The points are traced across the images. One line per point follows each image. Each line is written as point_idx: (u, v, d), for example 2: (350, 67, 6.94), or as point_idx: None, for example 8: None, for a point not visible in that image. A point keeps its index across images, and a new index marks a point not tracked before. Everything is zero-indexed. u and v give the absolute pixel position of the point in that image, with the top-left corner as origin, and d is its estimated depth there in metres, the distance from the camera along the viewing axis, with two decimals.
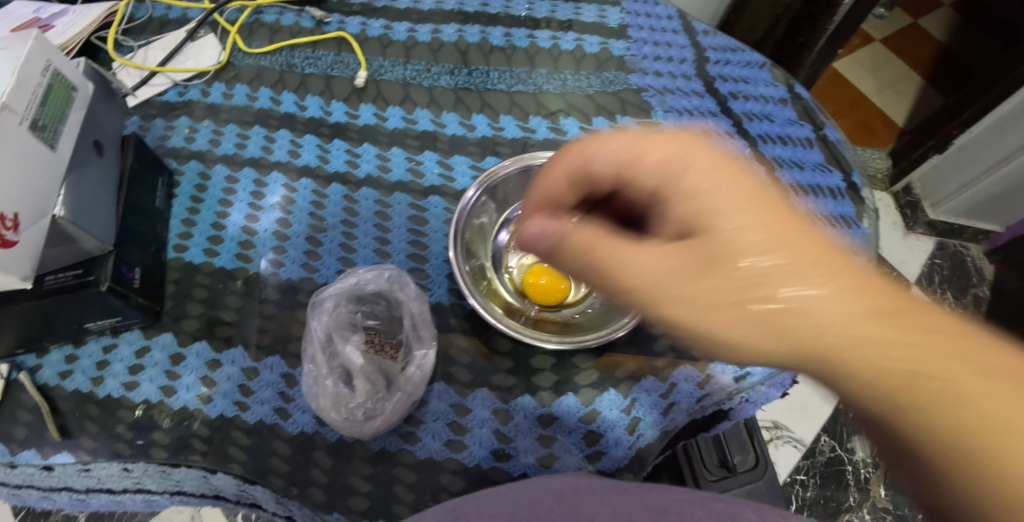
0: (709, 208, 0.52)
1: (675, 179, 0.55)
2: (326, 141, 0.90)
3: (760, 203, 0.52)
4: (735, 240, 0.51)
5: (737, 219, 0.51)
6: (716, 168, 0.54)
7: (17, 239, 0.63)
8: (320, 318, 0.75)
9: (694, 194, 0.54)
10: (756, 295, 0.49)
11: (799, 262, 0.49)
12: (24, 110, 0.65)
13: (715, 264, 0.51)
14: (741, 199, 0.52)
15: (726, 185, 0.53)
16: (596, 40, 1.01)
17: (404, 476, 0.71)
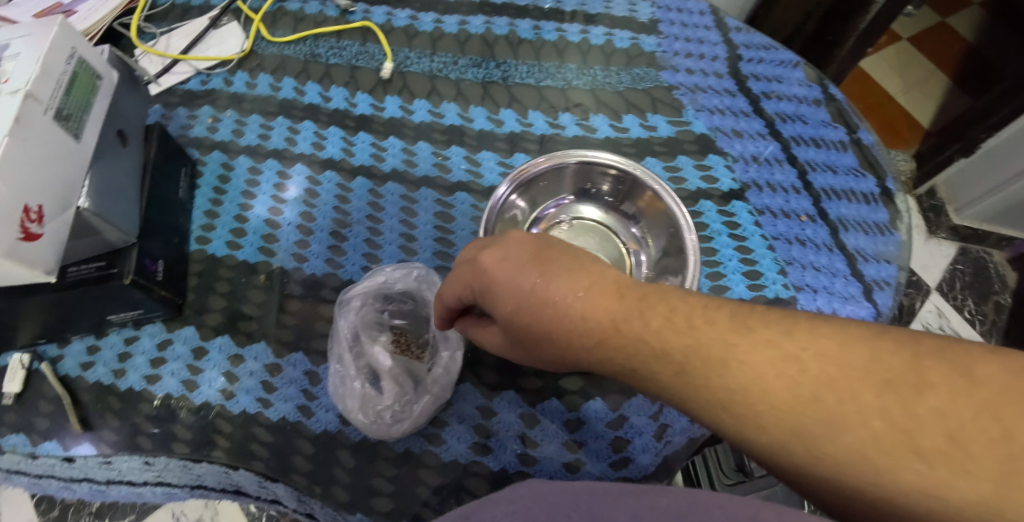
0: (551, 298, 0.54)
1: (503, 284, 0.57)
2: (351, 133, 0.89)
3: (557, 274, 0.54)
4: (569, 313, 0.53)
5: (553, 297, 0.54)
6: (519, 265, 0.56)
7: (41, 232, 0.61)
8: (347, 317, 0.74)
9: (535, 298, 0.55)
10: (628, 354, 0.50)
11: (653, 330, 0.49)
12: (48, 99, 0.63)
13: (578, 345, 0.53)
14: (542, 286, 0.54)
15: (537, 273, 0.55)
16: (627, 35, 0.99)
17: (428, 479, 0.70)
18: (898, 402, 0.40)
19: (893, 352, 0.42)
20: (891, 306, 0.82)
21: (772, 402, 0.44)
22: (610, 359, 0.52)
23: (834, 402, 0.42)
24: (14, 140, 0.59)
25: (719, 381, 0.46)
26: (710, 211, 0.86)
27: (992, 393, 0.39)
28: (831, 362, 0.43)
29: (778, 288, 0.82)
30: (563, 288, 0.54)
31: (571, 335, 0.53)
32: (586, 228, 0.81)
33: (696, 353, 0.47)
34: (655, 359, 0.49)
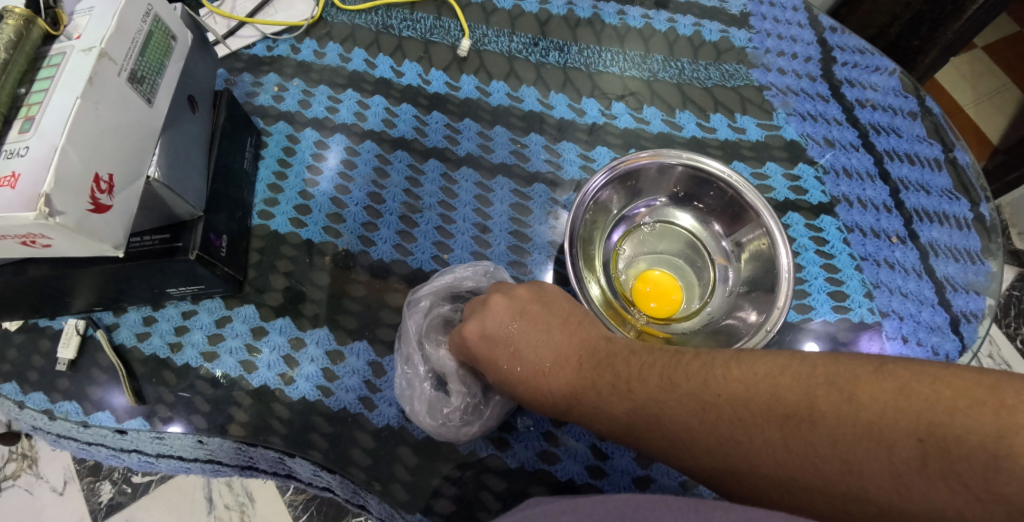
0: (524, 367, 0.59)
1: (487, 352, 0.61)
2: (424, 112, 0.84)
3: (529, 345, 0.59)
4: (539, 384, 0.58)
5: (528, 368, 0.58)
6: (499, 335, 0.60)
7: (110, 202, 0.57)
8: (415, 317, 0.70)
9: (512, 370, 0.59)
10: (589, 418, 0.54)
11: (610, 394, 0.53)
12: (123, 60, 0.58)
13: (546, 408, 0.58)
14: (514, 357, 0.59)
15: (515, 343, 0.60)
16: (716, 27, 0.93)
17: (492, 483, 0.68)
18: (797, 435, 0.44)
19: (791, 388, 0.45)
20: (979, 339, 0.78)
21: (702, 446, 0.48)
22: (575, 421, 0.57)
23: (745, 436, 0.46)
24: (87, 102, 0.54)
25: (651, 426, 0.50)
26: (798, 225, 0.82)
27: (881, 411, 0.42)
28: (740, 405, 0.47)
29: (863, 312, 0.78)
30: (535, 360, 0.58)
31: (540, 400, 0.58)
32: (677, 236, 0.78)
33: (644, 415, 0.51)
34: (609, 420, 0.53)
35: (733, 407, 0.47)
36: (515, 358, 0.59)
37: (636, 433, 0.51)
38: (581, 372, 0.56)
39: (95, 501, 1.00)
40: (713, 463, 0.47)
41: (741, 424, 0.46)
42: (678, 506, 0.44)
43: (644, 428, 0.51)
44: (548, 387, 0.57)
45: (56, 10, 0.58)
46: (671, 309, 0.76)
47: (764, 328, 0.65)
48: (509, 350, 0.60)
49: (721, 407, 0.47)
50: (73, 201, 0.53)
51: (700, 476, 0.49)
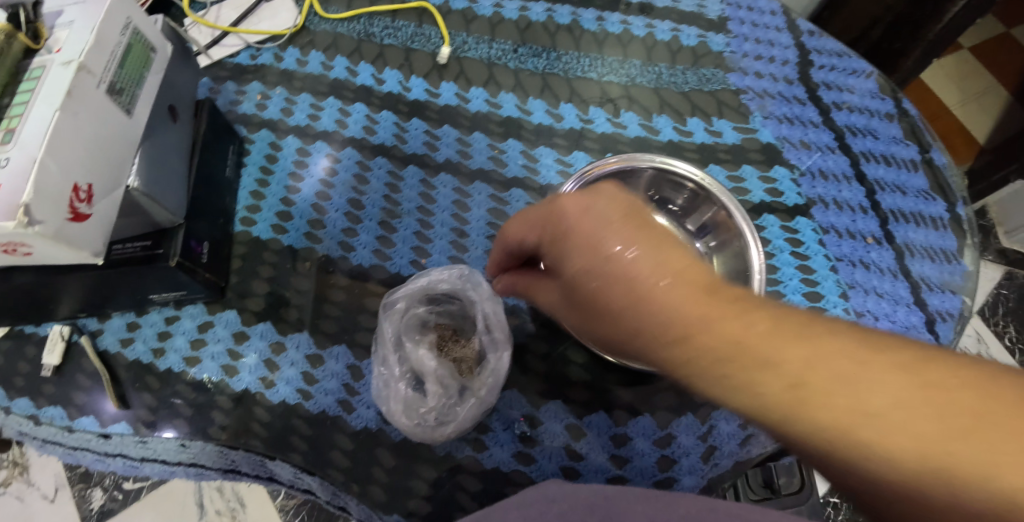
0: (598, 267, 0.49)
1: (566, 231, 0.51)
2: (404, 119, 0.85)
3: (627, 242, 0.48)
4: (615, 286, 0.48)
5: (608, 267, 0.48)
6: (592, 226, 0.50)
7: (89, 211, 0.58)
8: (391, 320, 0.72)
9: (585, 262, 0.50)
10: (641, 343, 0.47)
11: (708, 324, 0.43)
12: (103, 71, 0.59)
13: (599, 311, 0.50)
14: (601, 252, 0.49)
15: (609, 239, 0.49)
16: (694, 32, 0.94)
17: (468, 484, 0.69)
18: (992, 427, 0.37)
19: (1004, 381, 0.38)
20: (952, 339, 0.78)
21: (864, 399, 0.39)
22: (621, 344, 0.51)
23: (925, 408, 0.38)
24: (66, 114, 0.56)
25: (731, 361, 0.42)
26: (773, 226, 0.83)
27: (1004, 396, 0.38)
28: (940, 372, 0.39)
29: (838, 312, 0.79)
30: (631, 258, 0.47)
31: (647, 318, 0.46)
32: None
33: (744, 354, 0.42)
34: (659, 346, 0.46)
35: (932, 371, 0.39)
36: (631, 255, 0.47)
37: (757, 367, 0.42)
38: (706, 292, 0.45)
39: (86, 508, 1.01)
40: (865, 427, 0.39)
41: (923, 391, 0.39)
42: (657, 505, 0.47)
43: (779, 357, 0.41)
44: (657, 293, 0.45)
45: (37, 25, 0.59)
46: None
47: None
48: (620, 242, 0.48)
49: (913, 366, 0.40)
50: (52, 211, 0.54)
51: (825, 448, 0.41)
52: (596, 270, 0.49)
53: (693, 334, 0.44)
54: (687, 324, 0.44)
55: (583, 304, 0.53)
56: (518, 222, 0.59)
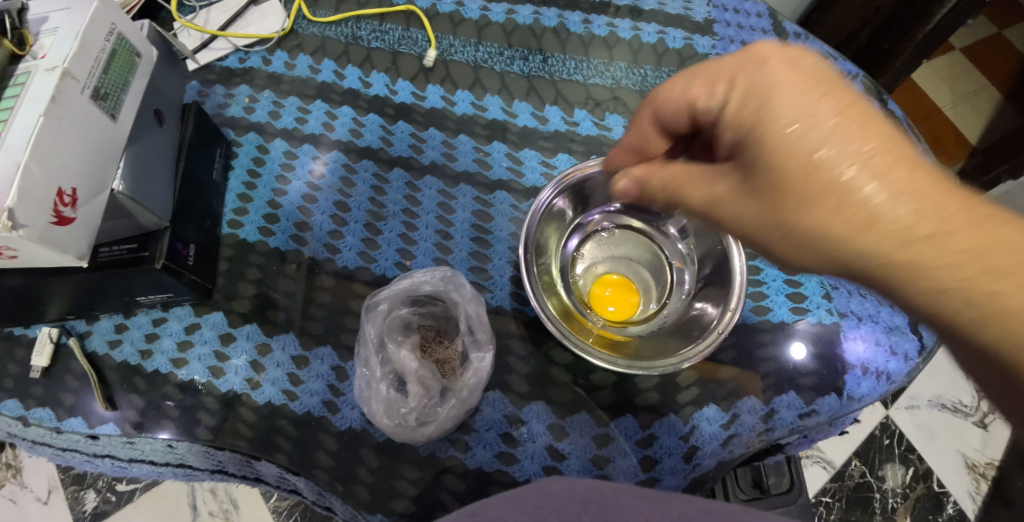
0: (810, 138, 0.45)
1: (766, 94, 0.47)
2: (390, 122, 0.86)
3: (840, 114, 0.45)
4: (823, 162, 0.44)
5: (827, 140, 0.44)
6: (807, 91, 0.46)
7: (74, 215, 0.59)
8: (373, 321, 0.72)
9: (786, 133, 0.45)
10: (844, 231, 0.44)
11: (953, 225, 0.42)
12: (87, 77, 0.60)
13: (793, 196, 0.45)
14: (807, 116, 0.45)
15: (820, 105, 0.45)
16: (680, 35, 0.95)
17: (451, 484, 0.70)
18: None
19: None
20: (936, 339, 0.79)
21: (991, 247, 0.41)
22: (805, 238, 0.46)
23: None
24: (50, 120, 0.56)
25: (961, 265, 0.41)
26: None
27: None
28: None
29: (821, 313, 0.79)
30: (838, 139, 0.44)
31: (849, 214, 0.44)
32: (630, 239, 0.80)
33: (976, 254, 0.41)
34: (885, 238, 0.43)
35: None
36: (838, 138, 0.44)
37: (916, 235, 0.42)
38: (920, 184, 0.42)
39: (78, 510, 0.99)
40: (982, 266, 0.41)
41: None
42: (651, 503, 0.50)
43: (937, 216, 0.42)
44: (858, 182, 0.43)
45: (22, 30, 0.60)
46: (631, 310, 0.79)
47: (715, 329, 0.69)
48: (829, 127, 0.44)
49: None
50: (36, 215, 0.55)
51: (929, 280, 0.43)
52: (795, 155, 0.45)
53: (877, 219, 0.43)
54: (883, 213, 0.43)
55: (760, 189, 0.48)
56: (680, 82, 0.54)
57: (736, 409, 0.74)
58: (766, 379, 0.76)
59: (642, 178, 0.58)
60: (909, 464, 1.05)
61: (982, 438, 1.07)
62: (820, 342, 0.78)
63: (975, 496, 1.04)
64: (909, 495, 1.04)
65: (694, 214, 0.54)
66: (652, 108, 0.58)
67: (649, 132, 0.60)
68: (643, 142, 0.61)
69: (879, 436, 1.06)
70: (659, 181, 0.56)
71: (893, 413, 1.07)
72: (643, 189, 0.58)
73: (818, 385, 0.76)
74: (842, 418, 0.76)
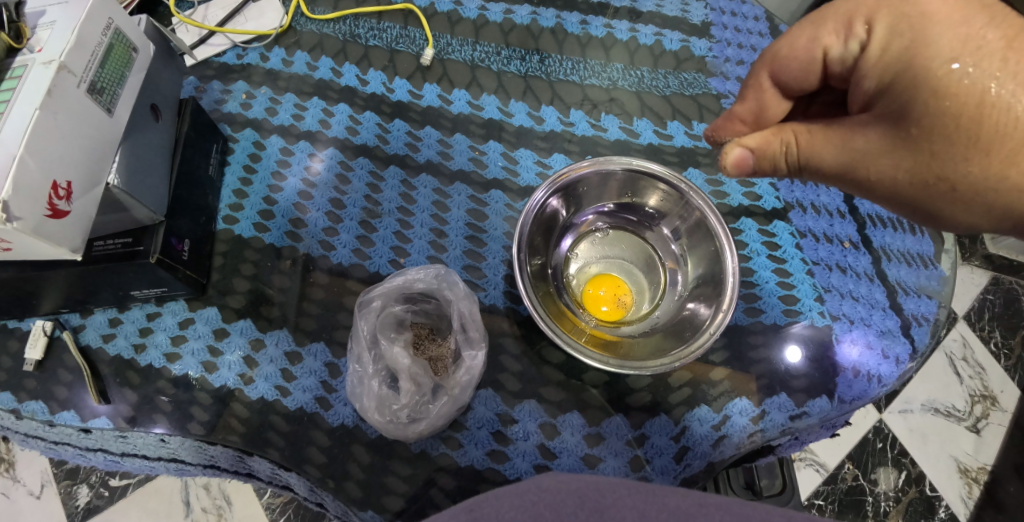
0: (977, 75, 0.50)
1: (919, 28, 0.52)
2: (387, 120, 0.86)
3: (1005, 44, 0.50)
4: (998, 100, 0.49)
5: (999, 74, 0.49)
6: (965, 22, 0.50)
7: (68, 209, 0.59)
8: (368, 317, 0.73)
9: (952, 69, 0.50)
10: (1017, 174, 0.50)
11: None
12: (83, 71, 0.60)
13: (961, 139, 0.50)
14: (971, 51, 0.50)
15: (985, 35, 0.50)
16: (677, 37, 0.95)
17: (444, 482, 0.71)
18: None
19: None
20: (927, 343, 0.79)
21: None
22: (964, 188, 0.52)
23: None
24: (46, 113, 0.57)
25: None
26: (751, 230, 0.84)
27: None
28: None
29: (814, 316, 0.79)
30: (1006, 76, 0.49)
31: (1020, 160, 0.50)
32: (622, 239, 0.81)
33: None
34: None
35: None
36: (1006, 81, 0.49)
37: None
38: None
39: (72, 504, 0.99)
40: None
41: None
42: (644, 498, 0.50)
43: None
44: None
45: (18, 24, 0.59)
46: (625, 309, 0.79)
47: (707, 330, 0.69)
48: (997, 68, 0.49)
49: None
50: (31, 207, 0.55)
51: None
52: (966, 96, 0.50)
53: None
54: None
55: (913, 139, 0.52)
56: (808, 32, 0.58)
57: (729, 410, 0.74)
58: (757, 381, 0.76)
59: (760, 145, 0.59)
60: (901, 468, 1.05)
61: (975, 443, 1.08)
62: (811, 345, 0.78)
63: (967, 501, 1.04)
64: (901, 498, 1.04)
65: (824, 175, 0.57)
66: (774, 64, 0.62)
67: (769, 93, 0.64)
68: (761, 101, 0.64)
69: (872, 440, 1.06)
70: (784, 145, 0.58)
71: (887, 416, 1.08)
72: (758, 157, 0.60)
73: (809, 388, 0.76)
74: (834, 421, 0.75)
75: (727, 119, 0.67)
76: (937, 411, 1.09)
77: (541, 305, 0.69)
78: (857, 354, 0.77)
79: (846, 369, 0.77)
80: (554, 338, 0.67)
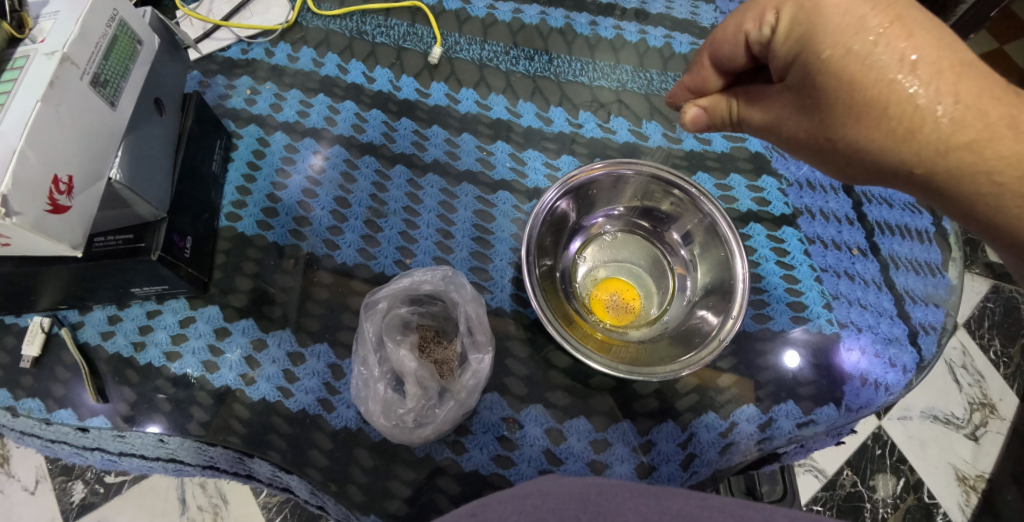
0: (852, 53, 0.50)
1: (813, 13, 0.51)
2: (393, 118, 0.85)
3: (883, 25, 0.50)
4: (867, 74, 0.50)
5: (876, 49, 0.50)
6: (853, 3, 0.50)
7: (69, 204, 0.58)
8: (373, 319, 0.72)
9: (836, 48, 0.50)
10: (881, 138, 0.51)
11: (992, 131, 0.49)
12: (86, 63, 0.59)
13: (837, 108, 0.52)
14: (851, 31, 0.50)
15: (866, 16, 0.50)
16: (686, 39, 0.94)
17: (447, 487, 0.70)
18: None
19: None
20: (934, 353, 0.78)
21: (1015, 148, 0.49)
22: (845, 147, 0.53)
23: None
24: (48, 106, 0.55)
25: (1001, 171, 0.49)
26: (760, 235, 0.83)
27: None
28: None
29: (821, 323, 0.79)
30: (879, 52, 0.50)
31: (889, 127, 0.51)
32: (632, 243, 0.80)
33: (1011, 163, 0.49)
34: (925, 147, 0.50)
35: None
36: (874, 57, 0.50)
37: (957, 139, 0.49)
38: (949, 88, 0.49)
39: (66, 501, 0.97)
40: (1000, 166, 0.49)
41: None
42: (651, 502, 0.49)
43: (977, 130, 0.49)
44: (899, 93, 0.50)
45: (21, 13, 0.58)
46: (630, 315, 0.77)
47: (717, 336, 0.68)
48: (866, 47, 0.50)
49: None
50: (30, 202, 0.54)
51: (959, 178, 0.51)
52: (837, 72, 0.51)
53: (914, 125, 0.50)
54: (919, 118, 0.50)
55: (808, 108, 0.54)
56: (733, 20, 0.57)
57: (736, 417, 0.74)
58: (765, 387, 0.75)
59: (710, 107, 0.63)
60: (900, 474, 1.05)
61: (973, 451, 1.07)
62: (817, 352, 0.77)
63: (965, 508, 1.04)
64: (899, 505, 1.03)
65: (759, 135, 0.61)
66: (710, 46, 0.60)
67: (709, 72, 0.61)
68: (705, 81, 0.62)
69: (871, 446, 1.06)
70: (729, 106, 0.61)
71: (886, 423, 1.07)
72: (711, 116, 0.63)
73: (816, 395, 0.75)
74: (840, 429, 0.75)
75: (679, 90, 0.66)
76: (936, 419, 1.09)
77: (548, 308, 0.68)
78: (863, 361, 0.77)
79: (852, 377, 0.76)
80: (557, 338, 0.66)
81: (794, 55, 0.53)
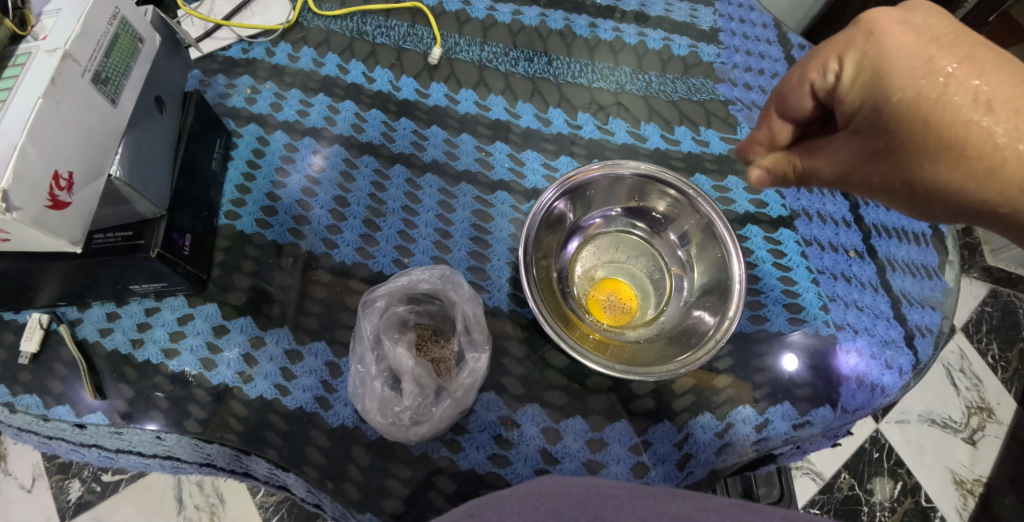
0: (923, 94, 0.48)
1: (881, 57, 0.50)
2: (392, 118, 0.86)
3: (954, 64, 0.47)
4: (941, 115, 0.47)
5: (948, 91, 0.47)
6: (918, 45, 0.49)
7: (69, 200, 0.58)
8: (371, 317, 0.72)
9: (906, 90, 0.48)
10: (961, 179, 0.48)
11: None
12: (88, 61, 0.59)
13: (911, 150, 0.49)
14: (922, 73, 0.48)
15: (936, 56, 0.48)
16: (685, 42, 0.94)
17: (444, 485, 0.70)
18: None
19: None
20: (931, 355, 0.78)
21: None
22: (924, 190, 0.50)
23: None
24: (49, 102, 0.56)
25: None
26: (757, 237, 0.84)
27: None
28: None
29: (818, 325, 0.79)
30: (953, 92, 0.47)
31: (972, 169, 0.47)
32: (629, 244, 0.81)
33: None
34: (1009, 188, 0.46)
35: None
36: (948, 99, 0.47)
37: None
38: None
39: (63, 499, 0.97)
40: None
41: None
42: (650, 503, 0.49)
43: None
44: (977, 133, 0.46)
45: (24, 11, 0.58)
46: (628, 315, 0.78)
47: (713, 337, 0.68)
48: (938, 88, 0.47)
49: None
50: (31, 198, 0.54)
51: None
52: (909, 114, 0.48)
53: (996, 165, 0.46)
54: (1000, 157, 0.46)
55: (880, 152, 0.51)
56: (797, 71, 0.56)
57: (732, 417, 0.74)
58: (761, 388, 0.76)
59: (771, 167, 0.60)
60: (897, 478, 1.05)
61: (971, 455, 1.07)
62: (813, 354, 0.78)
63: (962, 512, 1.04)
64: (897, 509, 1.03)
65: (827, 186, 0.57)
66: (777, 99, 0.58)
67: (777, 123, 0.60)
68: (776, 133, 0.60)
69: (868, 449, 1.06)
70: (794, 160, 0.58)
71: (883, 426, 1.08)
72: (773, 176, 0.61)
73: (812, 396, 0.76)
74: (836, 430, 0.75)
75: (750, 143, 0.64)
76: (933, 422, 1.09)
77: (545, 307, 0.68)
78: (857, 362, 0.77)
79: (847, 378, 0.76)
80: (553, 336, 0.66)
81: (861, 100, 0.51)
